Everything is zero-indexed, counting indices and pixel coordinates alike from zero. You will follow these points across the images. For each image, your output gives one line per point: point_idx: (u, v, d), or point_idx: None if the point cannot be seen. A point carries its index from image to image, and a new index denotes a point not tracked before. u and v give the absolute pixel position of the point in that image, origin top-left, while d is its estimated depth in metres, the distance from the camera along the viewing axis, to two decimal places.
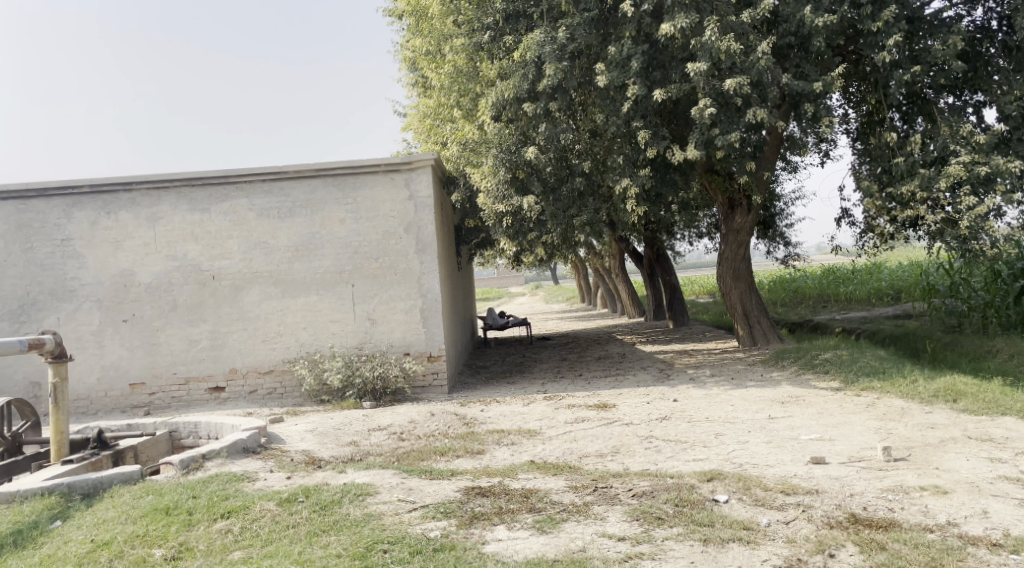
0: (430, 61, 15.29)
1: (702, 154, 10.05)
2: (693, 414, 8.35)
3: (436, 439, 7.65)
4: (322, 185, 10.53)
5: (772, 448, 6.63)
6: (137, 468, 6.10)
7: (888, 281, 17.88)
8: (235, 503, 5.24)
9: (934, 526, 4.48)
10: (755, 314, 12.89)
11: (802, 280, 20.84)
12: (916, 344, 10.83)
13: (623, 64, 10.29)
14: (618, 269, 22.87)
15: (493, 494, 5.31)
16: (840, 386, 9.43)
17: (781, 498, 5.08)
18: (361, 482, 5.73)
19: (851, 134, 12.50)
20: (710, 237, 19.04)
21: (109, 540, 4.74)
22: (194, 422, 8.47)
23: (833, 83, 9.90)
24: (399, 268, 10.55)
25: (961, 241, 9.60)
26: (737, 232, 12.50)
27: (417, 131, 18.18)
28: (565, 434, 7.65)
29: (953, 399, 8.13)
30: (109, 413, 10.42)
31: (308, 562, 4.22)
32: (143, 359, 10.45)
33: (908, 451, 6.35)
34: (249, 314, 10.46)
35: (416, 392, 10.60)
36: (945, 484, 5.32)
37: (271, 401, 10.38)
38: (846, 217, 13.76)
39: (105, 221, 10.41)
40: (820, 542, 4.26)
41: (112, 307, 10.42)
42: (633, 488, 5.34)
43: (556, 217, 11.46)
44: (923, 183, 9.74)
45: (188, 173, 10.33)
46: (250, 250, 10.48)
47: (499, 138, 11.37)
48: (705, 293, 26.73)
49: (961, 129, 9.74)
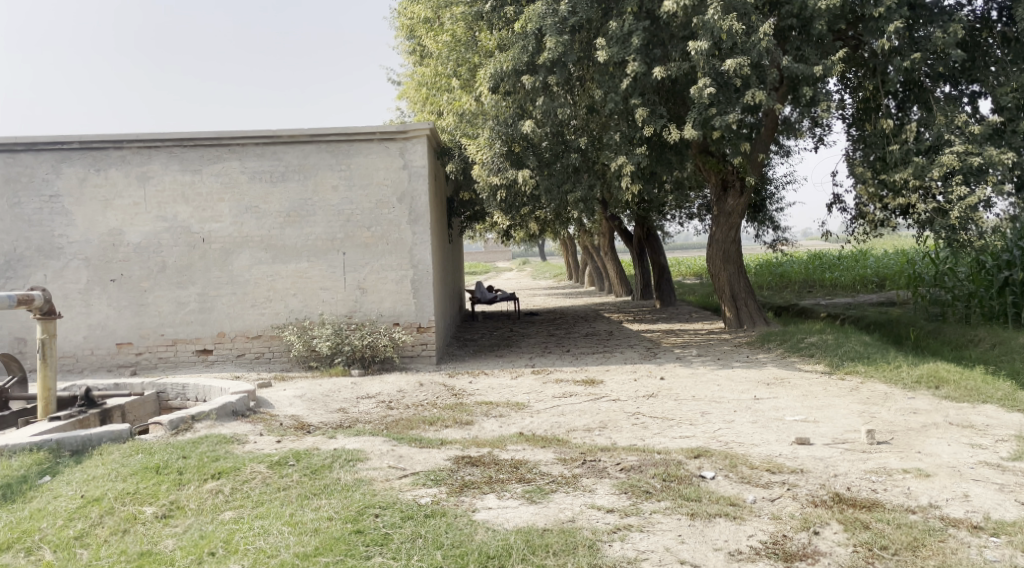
0: (429, 29, 15.13)
1: (698, 134, 10.03)
2: (680, 393, 8.43)
3: (425, 409, 7.70)
4: (316, 150, 10.43)
5: (757, 428, 6.71)
6: (127, 427, 6.10)
7: (873, 268, 18.04)
8: (225, 464, 5.25)
9: (917, 507, 4.58)
10: (742, 296, 12.97)
11: (788, 264, 21.00)
12: (900, 331, 10.96)
13: (623, 39, 10.21)
14: (607, 247, 22.89)
15: (483, 464, 5.35)
16: (824, 369, 9.55)
17: (767, 476, 5.16)
18: (352, 448, 5.76)
19: (846, 120, 12.49)
20: (700, 219, 19.10)
21: (99, 496, 4.74)
22: (182, 384, 8.44)
23: (833, 67, 9.88)
24: (391, 238, 10.50)
25: (951, 231, 9.69)
26: (729, 215, 12.49)
27: (412, 101, 18.04)
28: (553, 408, 7.71)
29: (935, 385, 8.27)
30: (95, 372, 10.38)
31: (300, 524, 4.25)
32: (130, 319, 10.39)
33: (891, 434, 6.46)
34: (238, 278, 10.40)
35: (404, 362, 10.62)
36: (927, 468, 5.42)
37: (258, 365, 10.38)
38: (837, 204, 13.82)
39: (95, 179, 10.28)
40: (805, 519, 4.34)
41: (100, 266, 10.34)
42: (621, 462, 5.40)
43: (550, 193, 11.38)
44: (916, 172, 9.78)
45: (180, 133, 10.20)
46: (241, 214, 10.39)
47: (496, 111, 11.32)
48: (692, 274, 26.88)
49: (956, 119, 9.78)
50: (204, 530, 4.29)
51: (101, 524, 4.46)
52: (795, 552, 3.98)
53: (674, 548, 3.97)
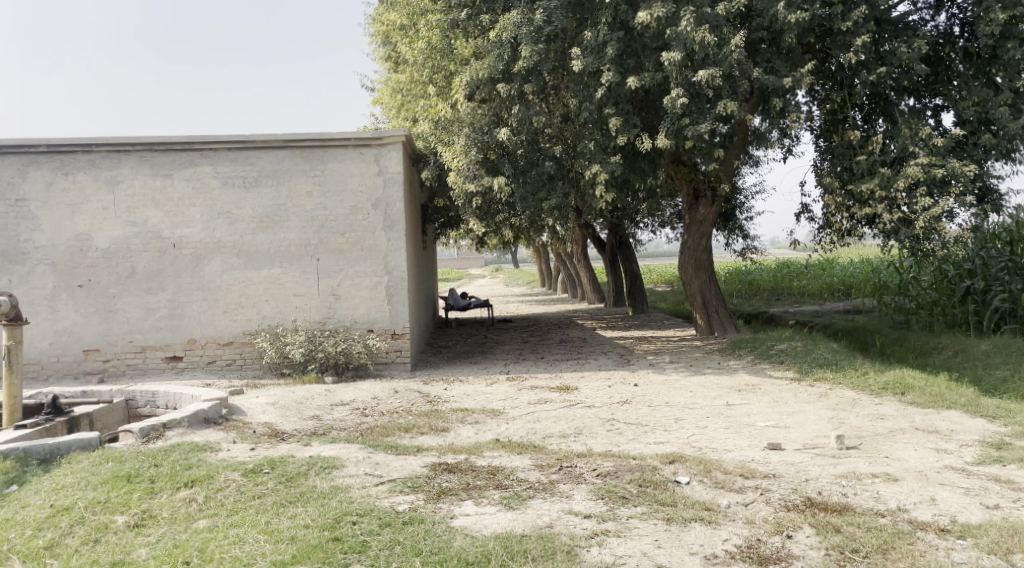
0: (403, 35, 15.14)
1: (671, 143, 10.16)
2: (654, 399, 8.51)
3: (400, 416, 7.67)
4: (290, 156, 10.36)
5: (730, 434, 6.80)
6: (96, 435, 6.00)
7: (840, 277, 18.37)
8: (199, 472, 5.19)
9: (886, 511, 4.68)
10: (713, 303, 13.15)
11: (757, 273, 21.31)
12: (866, 338, 11.18)
13: (598, 49, 10.32)
14: (580, 254, 23.01)
15: (459, 470, 5.36)
16: (794, 376, 9.70)
17: (740, 481, 5.24)
18: (328, 456, 5.72)
19: (814, 131, 12.71)
20: (672, 227, 19.29)
21: (69, 506, 4.66)
22: (152, 391, 8.31)
23: (802, 79, 10.07)
24: (365, 244, 10.47)
25: (915, 240, 9.92)
26: (700, 223, 12.66)
27: (386, 107, 18.02)
28: (528, 415, 7.73)
29: (901, 392, 8.45)
30: (61, 379, 10.18)
31: (276, 532, 4.22)
32: (97, 326, 10.21)
33: (860, 440, 6.59)
34: (209, 284, 10.28)
35: (378, 369, 10.57)
36: (896, 472, 5.54)
37: (229, 372, 10.26)
38: (806, 213, 14.07)
39: (62, 183, 10.11)
40: (778, 523, 4.42)
41: (67, 271, 10.15)
42: (597, 468, 5.44)
43: (525, 201, 11.45)
44: (882, 183, 10.00)
45: (151, 137, 10.08)
46: (213, 219, 10.28)
47: (472, 118, 11.43)
48: (663, 282, 27.13)
49: (920, 132, 10.04)
50: (178, 539, 4.24)
51: (71, 534, 4.38)
52: (769, 555, 4.04)
53: (650, 553, 4.01)
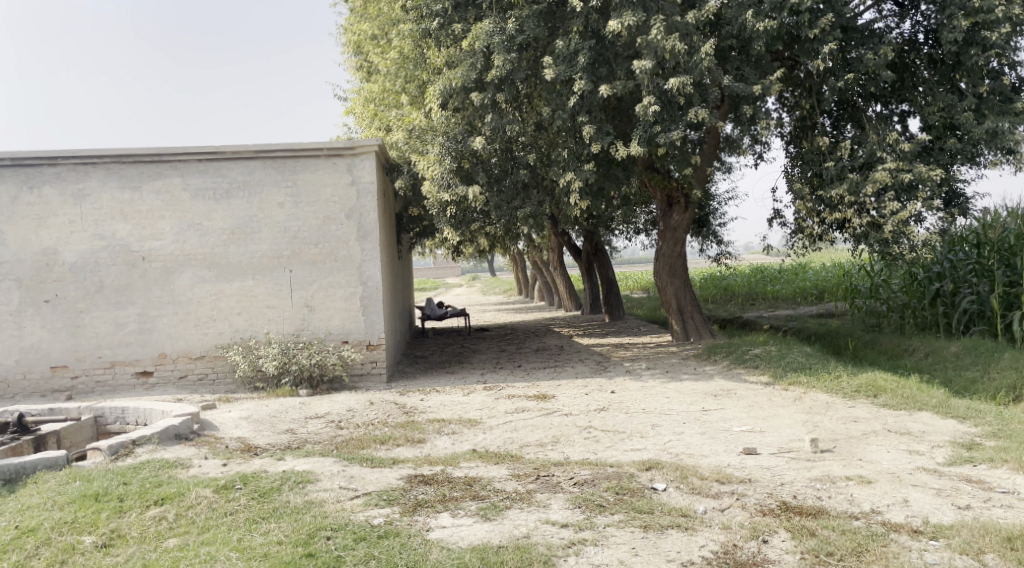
0: (375, 45, 15.08)
1: (644, 151, 10.22)
2: (630, 406, 8.52)
3: (376, 428, 7.60)
4: (261, 166, 10.27)
5: (706, 439, 6.83)
6: (63, 453, 5.87)
7: (813, 281, 18.57)
8: (169, 489, 5.09)
9: (860, 514, 4.72)
10: (688, 309, 13.23)
11: (732, 278, 21.50)
12: (839, 342, 11.31)
13: (570, 58, 10.36)
14: (556, 262, 23.05)
15: (435, 482, 5.31)
16: (768, 380, 9.76)
17: (716, 487, 5.25)
18: (302, 470, 5.65)
19: (785, 137, 12.87)
20: (647, 234, 19.39)
21: (34, 527, 4.54)
22: (122, 407, 8.15)
23: (771, 87, 10.18)
24: (339, 255, 10.39)
25: (884, 244, 10.07)
26: (674, 230, 12.74)
27: (359, 117, 17.93)
28: (505, 424, 7.70)
29: (874, 394, 8.55)
30: (28, 397, 9.97)
31: (249, 549, 4.15)
32: (65, 342, 10.02)
33: (834, 443, 6.64)
34: (180, 297, 10.14)
35: (354, 380, 10.48)
36: (869, 475, 5.58)
37: (202, 387, 10.12)
38: (778, 219, 14.23)
39: (28, 196, 9.92)
40: (754, 528, 4.43)
41: (33, 287, 9.96)
42: (574, 477, 5.42)
43: (499, 209, 11.45)
44: (851, 188, 10.12)
45: (119, 149, 9.93)
46: (184, 231, 10.15)
47: (445, 127, 11.32)
48: (639, 288, 27.26)
49: (887, 137, 10.20)
50: (147, 558, 4.14)
51: (36, 555, 4.26)
52: (745, 561, 4.05)
53: (627, 561, 4.00)
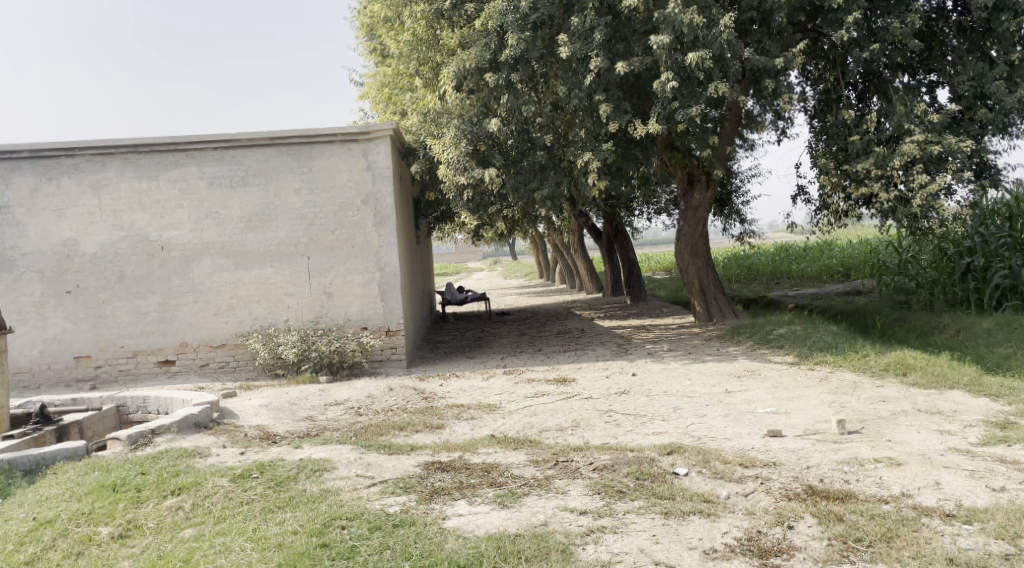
0: (389, 27, 14.88)
1: (663, 129, 10.01)
2: (652, 388, 8.39)
3: (395, 414, 7.56)
4: (276, 153, 10.21)
5: (730, 422, 6.69)
6: (82, 444, 5.87)
7: (839, 258, 18.23)
8: (186, 479, 5.07)
9: (890, 497, 4.56)
10: (711, 289, 13.01)
11: (756, 257, 21.19)
12: (866, 319, 11.06)
13: (585, 35, 10.16)
14: (577, 245, 22.87)
15: (453, 469, 5.24)
16: (794, 361, 9.57)
17: (740, 471, 5.11)
18: (318, 458, 5.60)
19: (808, 112, 12.57)
20: (668, 214, 19.13)
21: (52, 518, 4.53)
22: (143, 397, 8.19)
23: (794, 59, 9.89)
24: (356, 241, 10.33)
25: (912, 220, 9.78)
26: (696, 209, 12.49)
27: (374, 101, 17.79)
28: (525, 409, 7.61)
29: (903, 372, 8.33)
30: (53, 387, 10.07)
31: (263, 540, 4.10)
32: (88, 332, 10.09)
33: (861, 423, 6.46)
34: (200, 286, 10.15)
35: (373, 366, 10.45)
36: (898, 457, 5.41)
37: (223, 375, 10.15)
38: (802, 195, 13.94)
39: (47, 188, 9.96)
40: (779, 514, 4.30)
41: (54, 278, 10.02)
42: (593, 462, 5.32)
43: (517, 191, 11.30)
44: (878, 162, 9.84)
45: (135, 139, 9.92)
46: (201, 220, 10.14)
47: (460, 109, 11.22)
48: (662, 269, 26.98)
49: (915, 109, 9.88)
50: (163, 549, 4.11)
51: (53, 547, 4.24)
52: (770, 548, 3.93)
53: (648, 549, 3.89)
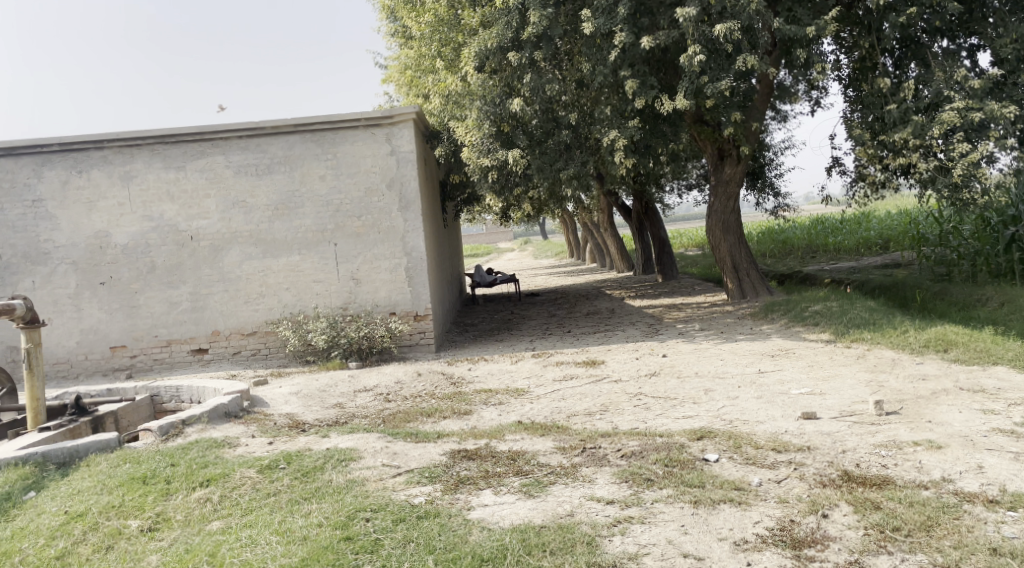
0: (410, 10, 14.59)
1: (691, 104, 9.75)
2: (683, 370, 8.26)
3: (423, 400, 7.53)
4: (301, 140, 10.20)
5: (763, 404, 6.53)
6: (114, 436, 5.96)
7: (878, 230, 17.77)
8: (214, 470, 5.10)
9: (929, 483, 4.40)
10: (744, 266, 12.75)
11: (791, 231, 20.76)
12: (905, 293, 10.73)
13: (609, 10, 9.90)
14: (606, 223, 22.61)
15: (479, 457, 5.19)
16: (829, 338, 9.33)
17: (773, 456, 4.98)
18: (345, 447, 5.58)
19: (842, 81, 12.15)
20: (699, 189, 18.77)
21: (83, 512, 4.58)
22: (176, 386, 8.29)
23: (826, 27, 9.53)
24: (382, 226, 10.30)
25: (953, 190, 9.40)
26: (727, 184, 12.22)
27: (398, 85, 17.66)
28: (554, 393, 7.53)
29: (944, 349, 8.06)
30: (91, 377, 10.26)
31: (288, 533, 4.09)
32: (122, 322, 10.24)
33: (900, 404, 6.26)
34: (230, 275, 10.22)
35: (403, 351, 10.46)
36: (939, 439, 5.22)
37: (255, 362, 10.25)
38: (837, 167, 13.57)
39: (77, 181, 10.07)
40: (813, 502, 4.16)
41: (88, 269, 10.16)
42: (621, 448, 5.23)
43: (542, 171, 11.09)
44: (916, 132, 9.49)
45: (161, 130, 9.97)
46: (229, 209, 10.18)
47: (483, 90, 11.00)
48: (694, 245, 26.59)
49: (955, 74, 9.50)
50: (190, 543, 4.12)
51: (84, 541, 4.28)
52: (804, 538, 3.81)
53: (676, 540, 3.80)
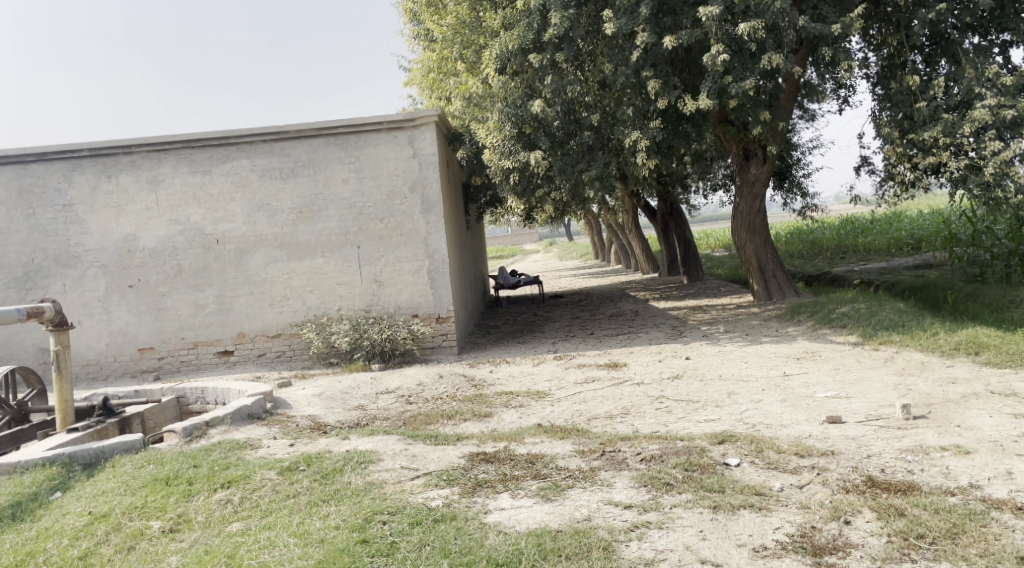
0: (432, 12, 14.68)
1: (714, 104, 9.66)
2: (707, 372, 8.17)
3: (444, 403, 7.54)
4: (324, 144, 10.28)
5: (787, 408, 6.43)
6: (139, 437, 6.03)
7: (909, 230, 17.45)
8: (236, 472, 5.14)
9: (956, 489, 4.30)
10: (770, 267, 12.59)
11: (820, 231, 20.47)
12: (937, 294, 10.51)
13: (631, 10, 9.84)
14: (631, 224, 22.47)
15: (498, 460, 5.17)
16: (857, 341, 9.16)
17: (795, 461, 4.90)
18: (364, 449, 5.60)
19: (871, 79, 11.92)
20: (725, 190, 18.59)
21: (107, 512, 4.64)
22: (201, 388, 8.38)
23: (853, 24, 9.37)
24: (405, 229, 10.34)
25: (985, 188, 9.18)
26: (752, 184, 12.06)
27: (421, 88, 17.71)
28: (574, 396, 7.50)
29: (976, 351, 7.89)
30: (119, 379, 10.42)
31: (306, 535, 4.10)
32: (150, 324, 10.39)
33: (928, 408, 6.13)
34: (255, 278, 10.33)
35: (425, 354, 10.49)
36: (967, 444, 5.10)
37: (280, 364, 10.34)
38: (866, 166, 13.34)
39: (106, 185, 10.25)
40: (836, 508, 4.09)
41: (117, 273, 10.33)
42: (641, 452, 5.18)
43: (564, 172, 11.08)
44: (947, 130, 9.35)
45: (187, 134, 10.11)
46: (254, 213, 10.30)
47: (504, 92, 11.07)
48: (721, 247, 26.31)
49: (986, 71, 9.30)
50: (210, 544, 4.16)
51: (107, 541, 4.35)
52: (825, 545, 3.74)
53: (694, 546, 3.75)
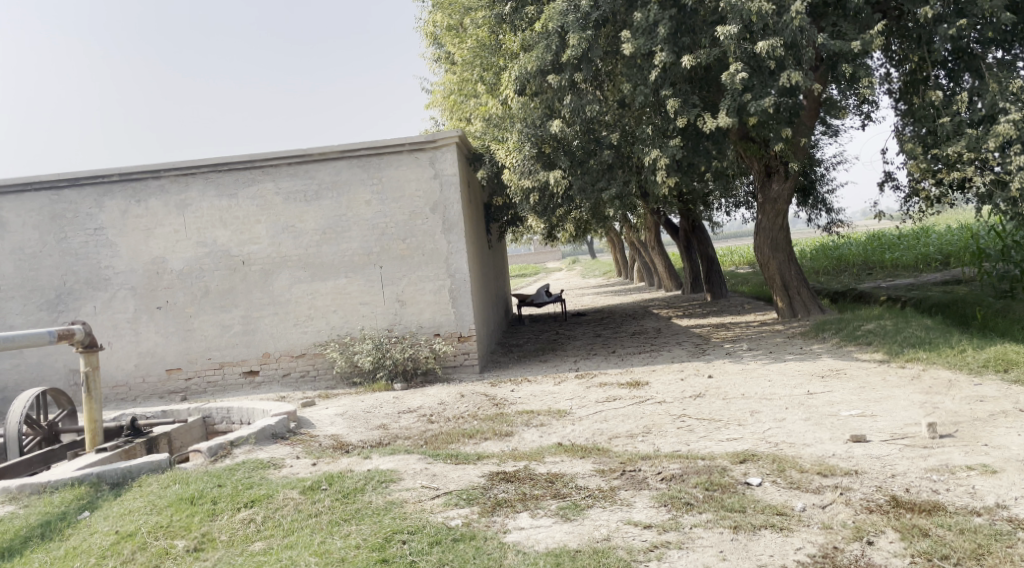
0: (453, 35, 14.89)
1: (735, 122, 9.64)
2: (730, 391, 8.12)
3: (465, 422, 7.57)
4: (346, 166, 10.43)
5: (810, 426, 6.37)
6: (165, 456, 6.11)
7: (937, 246, 17.21)
8: (259, 491, 5.21)
9: (982, 509, 4.23)
10: (794, 285, 12.47)
11: (846, 247, 20.27)
12: (965, 310, 10.34)
13: (649, 30, 9.88)
14: (654, 242, 22.43)
15: (518, 480, 5.18)
16: (883, 358, 9.06)
17: (818, 480, 4.85)
18: (386, 469, 5.65)
19: (893, 94, 11.86)
20: (748, 206, 18.51)
21: (133, 532, 4.72)
22: (227, 408, 8.49)
23: (872, 40, 9.35)
24: (426, 249, 10.44)
25: (1012, 203, 9.08)
26: (774, 201, 12.01)
27: (443, 108, 17.91)
28: (595, 414, 7.49)
29: (1004, 368, 7.76)
30: (148, 399, 10.58)
31: (327, 554, 4.14)
32: (178, 345, 10.55)
33: (955, 426, 6.04)
34: (280, 298, 10.47)
35: (447, 372, 10.54)
36: (994, 463, 5.02)
37: (304, 383, 10.45)
38: (890, 181, 13.23)
39: (136, 209, 10.48)
40: (858, 528, 4.05)
41: (146, 294, 10.52)
42: (662, 471, 5.17)
43: (584, 192, 11.19)
44: (970, 144, 9.26)
45: (214, 158, 10.32)
46: (279, 234, 10.46)
47: (524, 113, 11.19)
48: (746, 264, 26.14)
49: (1010, 85, 9.22)
50: (233, 563, 4.22)
51: (132, 560, 4.42)
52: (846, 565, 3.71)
53: None
